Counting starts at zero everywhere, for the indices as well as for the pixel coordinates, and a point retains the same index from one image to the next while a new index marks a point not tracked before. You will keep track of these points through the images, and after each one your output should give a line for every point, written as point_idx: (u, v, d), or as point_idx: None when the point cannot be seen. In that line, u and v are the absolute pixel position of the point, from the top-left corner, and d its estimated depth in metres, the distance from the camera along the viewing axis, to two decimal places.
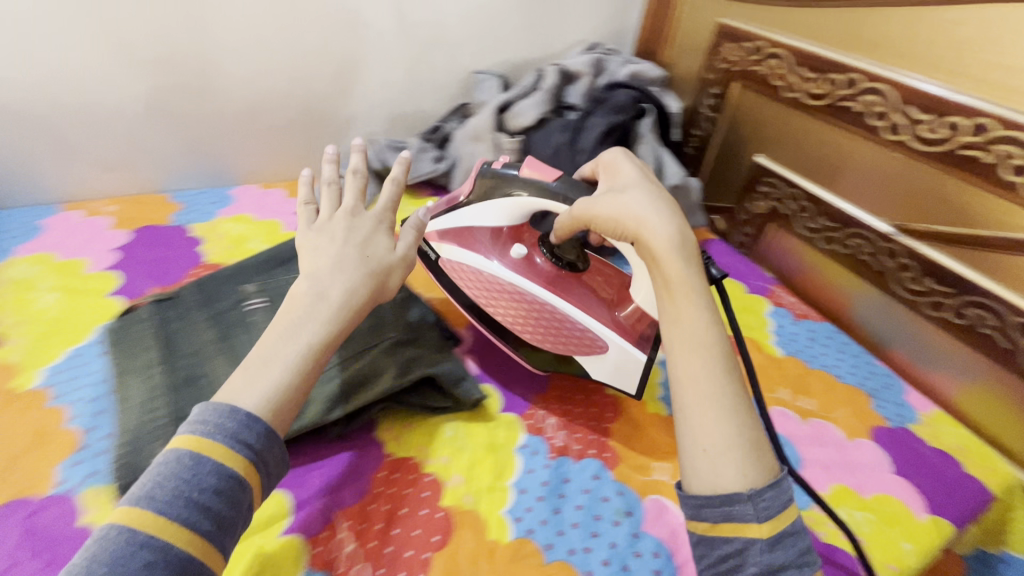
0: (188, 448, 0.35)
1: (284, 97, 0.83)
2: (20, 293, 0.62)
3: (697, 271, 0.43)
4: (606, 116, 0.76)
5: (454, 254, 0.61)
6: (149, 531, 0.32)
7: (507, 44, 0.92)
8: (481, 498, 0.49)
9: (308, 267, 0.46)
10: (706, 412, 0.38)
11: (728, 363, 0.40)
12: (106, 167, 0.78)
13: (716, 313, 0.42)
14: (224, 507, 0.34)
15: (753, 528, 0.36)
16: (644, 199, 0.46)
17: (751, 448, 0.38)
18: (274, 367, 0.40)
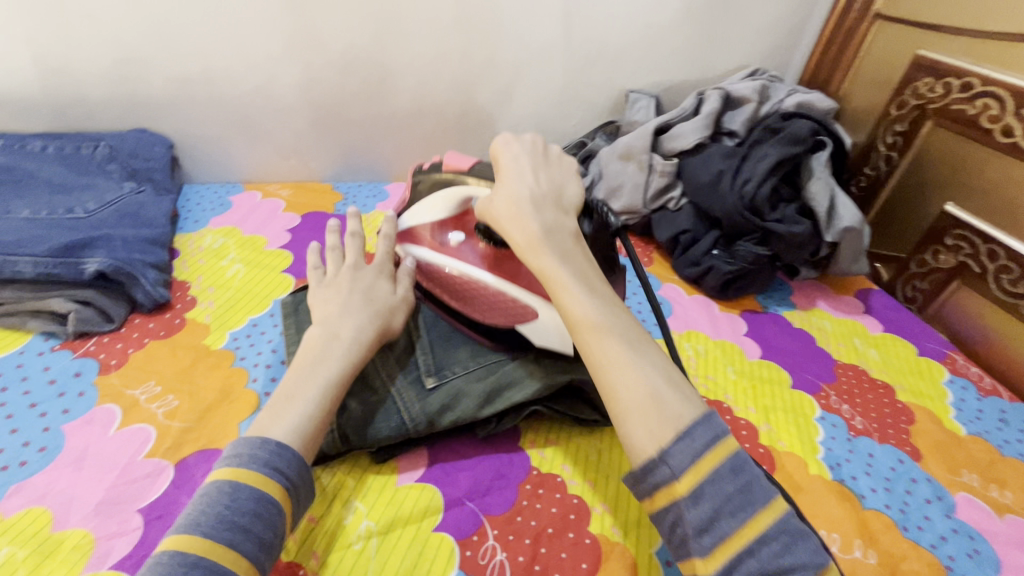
0: (226, 476, 0.37)
1: (444, 104, 0.86)
2: (213, 261, 0.69)
3: (558, 257, 0.45)
4: (778, 146, 0.71)
5: (408, 251, 0.60)
6: (197, 554, 0.33)
7: (666, 65, 0.90)
8: (629, 532, 0.46)
9: (321, 316, 0.50)
10: (613, 386, 0.39)
11: (615, 333, 0.40)
12: (285, 155, 0.86)
13: (573, 283, 0.43)
14: (262, 527, 0.36)
15: (675, 487, 0.35)
16: (507, 193, 0.48)
17: (659, 412, 0.36)
18: (303, 403, 0.42)
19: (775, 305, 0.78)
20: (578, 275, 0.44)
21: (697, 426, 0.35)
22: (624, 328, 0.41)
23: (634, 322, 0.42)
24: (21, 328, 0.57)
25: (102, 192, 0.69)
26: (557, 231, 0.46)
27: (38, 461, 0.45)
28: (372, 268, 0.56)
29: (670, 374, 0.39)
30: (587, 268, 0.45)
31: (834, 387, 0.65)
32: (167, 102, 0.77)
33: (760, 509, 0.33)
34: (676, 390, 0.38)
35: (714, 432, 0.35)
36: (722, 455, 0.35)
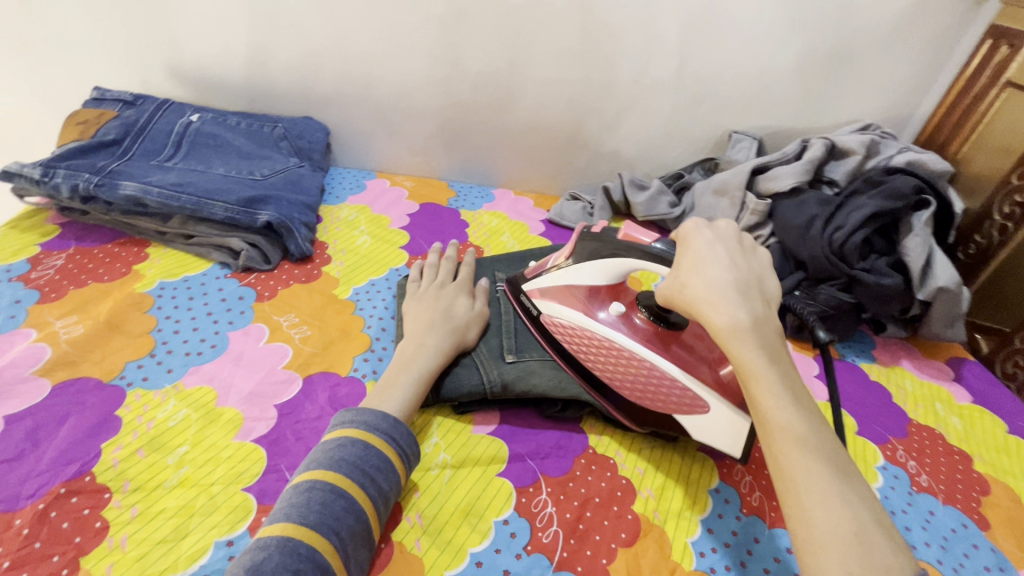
0: (357, 435, 0.46)
1: (557, 125, 0.96)
2: (348, 230, 0.82)
3: (767, 358, 0.43)
4: (877, 199, 0.72)
5: (556, 311, 0.60)
6: (342, 488, 0.42)
7: (774, 112, 0.93)
8: (668, 520, 0.50)
9: (412, 329, 0.58)
10: (808, 509, 0.36)
11: (819, 456, 0.38)
12: (414, 152, 1.00)
13: (788, 401, 0.41)
14: (384, 480, 0.44)
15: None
16: (713, 288, 0.46)
17: (866, 555, 0.34)
18: (399, 392, 0.51)
19: (853, 355, 0.77)
20: (784, 382, 0.42)
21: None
22: (829, 453, 0.39)
23: (839, 447, 0.39)
24: (206, 257, 0.72)
25: (275, 162, 0.85)
26: (762, 328, 0.44)
27: (210, 353, 0.59)
28: (456, 288, 0.65)
29: (881, 517, 0.36)
30: (793, 378, 0.43)
31: (903, 442, 0.65)
32: (332, 97, 0.93)
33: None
34: (883, 534, 0.35)
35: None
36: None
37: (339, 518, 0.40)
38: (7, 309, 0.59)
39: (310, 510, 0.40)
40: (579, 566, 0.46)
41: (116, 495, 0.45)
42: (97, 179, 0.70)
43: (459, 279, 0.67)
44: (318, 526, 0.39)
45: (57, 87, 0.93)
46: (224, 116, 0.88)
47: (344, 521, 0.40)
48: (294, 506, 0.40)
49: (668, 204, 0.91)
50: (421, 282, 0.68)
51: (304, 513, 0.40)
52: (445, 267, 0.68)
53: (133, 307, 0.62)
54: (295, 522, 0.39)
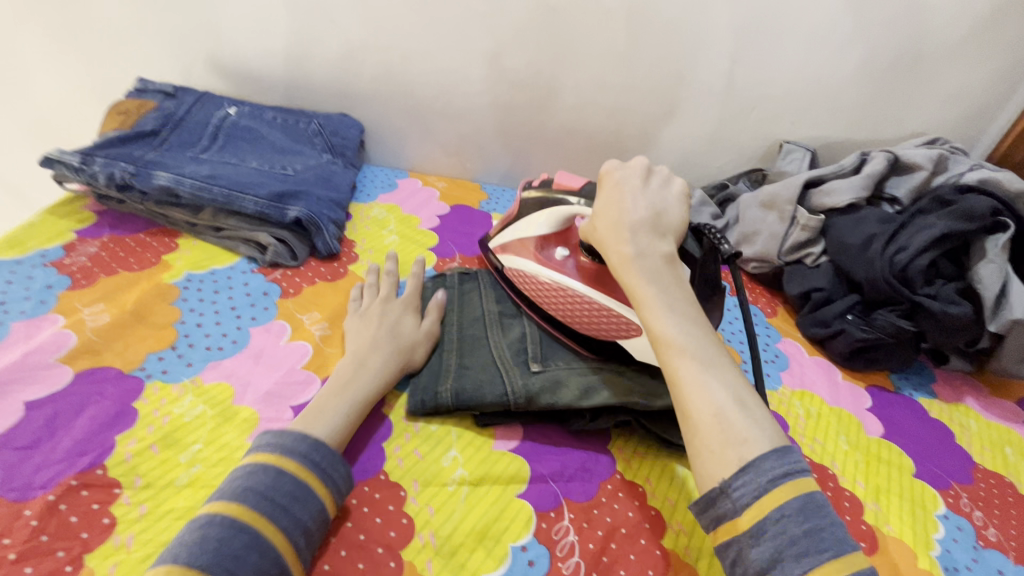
0: (267, 460, 0.42)
1: (596, 130, 0.92)
2: (376, 229, 0.81)
3: (654, 280, 0.46)
4: (947, 219, 0.66)
5: (516, 264, 0.65)
6: (243, 522, 0.38)
7: (830, 123, 0.87)
8: (701, 559, 0.46)
9: (353, 348, 0.55)
10: (683, 406, 0.40)
11: (694, 357, 0.41)
12: (448, 153, 0.98)
13: (671, 314, 0.43)
14: (301, 510, 0.40)
15: (738, 521, 0.35)
16: (612, 222, 0.50)
17: (725, 438, 0.37)
18: (331, 416, 0.47)
19: (910, 388, 0.71)
20: (668, 297, 0.45)
21: (765, 460, 0.36)
22: (703, 350, 0.41)
23: (714, 344, 0.42)
24: (234, 250, 0.72)
25: (308, 158, 0.84)
26: (652, 254, 0.47)
27: (230, 348, 0.57)
28: (401, 305, 0.61)
29: (747, 400, 0.39)
30: (681, 291, 0.46)
31: (968, 489, 0.58)
32: (368, 95, 0.92)
33: (828, 558, 0.33)
34: (747, 415, 0.38)
35: (782, 469, 0.35)
36: (793, 494, 0.35)
37: (238, 557, 0.36)
38: (38, 294, 0.60)
39: (202, 551, 0.36)
40: None
41: (127, 492, 0.43)
42: (133, 168, 0.70)
43: (405, 296, 0.63)
44: (213, 567, 0.35)
45: (106, 78, 0.95)
46: (261, 110, 0.88)
47: (245, 559, 0.36)
48: (184, 546, 0.36)
49: (710, 215, 0.85)
50: (362, 299, 0.63)
51: (197, 554, 0.35)
52: (389, 283, 0.64)
53: (159, 297, 0.62)
54: (182, 566, 0.35)
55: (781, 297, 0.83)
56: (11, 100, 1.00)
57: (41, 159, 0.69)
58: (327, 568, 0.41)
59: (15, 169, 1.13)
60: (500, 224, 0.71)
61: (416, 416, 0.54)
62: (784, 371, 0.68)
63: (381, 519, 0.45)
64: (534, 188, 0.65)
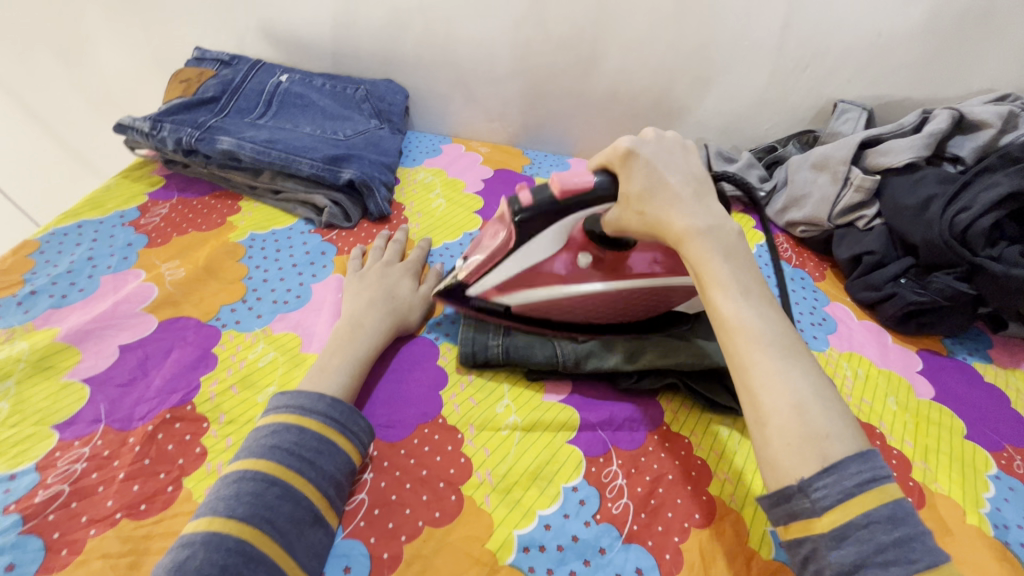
0: (288, 419, 0.44)
1: (640, 92, 0.91)
2: (424, 193, 0.83)
3: (720, 254, 0.42)
4: (1013, 177, 0.63)
5: (522, 297, 0.56)
6: (273, 476, 0.40)
7: (891, 80, 0.83)
8: (746, 506, 0.48)
9: (350, 309, 0.56)
10: (753, 393, 0.37)
11: (767, 341, 0.38)
12: (491, 118, 0.98)
13: (733, 299, 0.40)
14: (325, 462, 0.42)
15: (816, 522, 0.33)
16: (659, 195, 0.46)
17: (807, 433, 0.34)
18: (336, 373, 0.49)
19: (964, 353, 0.69)
20: (736, 274, 0.41)
21: (852, 463, 0.33)
22: (776, 334, 0.38)
23: (786, 328, 0.39)
24: (291, 212, 0.75)
25: (357, 123, 0.86)
26: (716, 228, 0.44)
27: (295, 302, 0.61)
28: (400, 271, 0.63)
29: (826, 392, 0.36)
30: (745, 265, 0.42)
31: (1022, 451, 0.58)
32: (413, 60, 0.93)
33: (921, 569, 0.30)
34: (829, 409, 0.35)
35: (871, 473, 0.33)
36: (880, 500, 0.32)
37: (273, 507, 0.39)
38: (121, 251, 0.65)
39: (239, 502, 0.38)
40: (649, 541, 0.44)
41: (214, 425, 0.48)
42: (198, 133, 0.74)
43: (408, 263, 0.65)
44: (250, 518, 0.38)
45: (163, 49, 0.99)
46: (311, 77, 0.91)
47: (279, 508, 0.39)
48: (221, 500, 0.39)
49: (758, 177, 0.84)
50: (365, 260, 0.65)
51: (233, 504, 0.38)
52: (393, 250, 0.67)
53: (228, 255, 0.66)
54: (223, 517, 0.37)
55: (829, 261, 0.81)
56: (75, 70, 1.05)
57: (115, 126, 0.74)
58: (395, 497, 0.45)
59: (82, 137, 1.20)
60: (473, 265, 0.56)
61: (469, 367, 0.56)
62: (832, 334, 0.68)
63: (441, 457, 0.48)
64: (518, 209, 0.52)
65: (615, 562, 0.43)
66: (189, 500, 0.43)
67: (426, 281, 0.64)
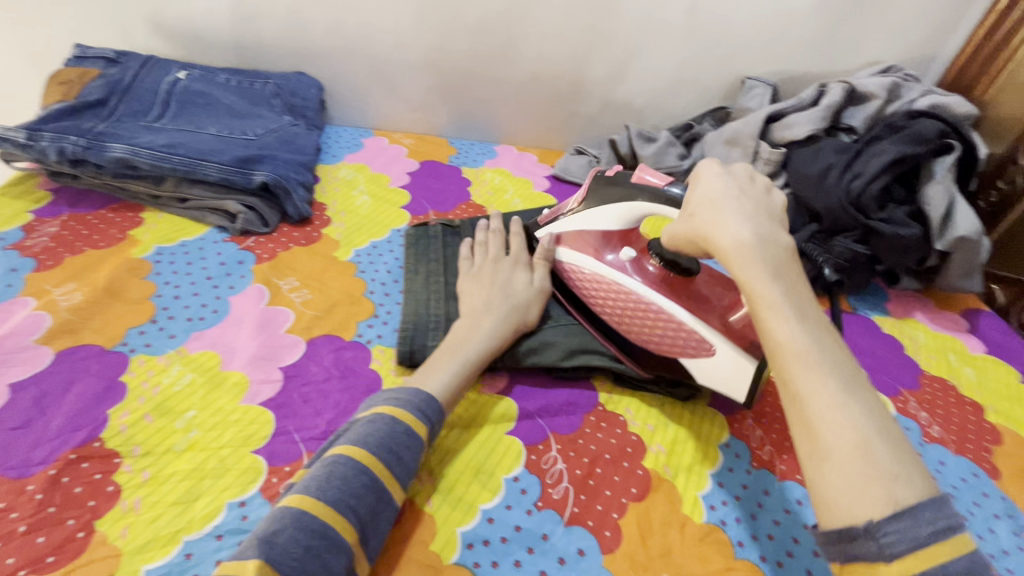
0: (387, 410, 0.44)
1: (561, 74, 0.91)
2: (346, 190, 0.80)
3: (773, 273, 0.40)
4: (898, 143, 0.69)
5: (576, 259, 0.62)
6: (363, 464, 0.40)
7: (791, 55, 0.88)
8: (679, 475, 0.50)
9: (468, 306, 0.56)
10: (813, 421, 0.34)
11: (825, 368, 0.36)
12: (413, 108, 0.96)
13: (796, 325, 0.38)
14: (411, 457, 0.43)
15: (881, 567, 0.30)
16: (718, 211, 0.45)
17: (873, 473, 0.32)
18: (443, 374, 0.49)
19: (866, 308, 0.75)
20: (790, 295, 0.40)
21: (926, 509, 0.30)
22: (833, 360, 0.36)
23: (848, 358, 0.37)
24: (202, 221, 0.70)
25: (268, 121, 0.81)
26: (771, 245, 0.42)
27: (212, 318, 0.58)
28: (512, 262, 0.61)
29: (892, 429, 0.34)
30: (801, 290, 0.41)
31: (915, 394, 0.64)
32: (324, 50, 0.88)
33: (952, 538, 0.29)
34: (897, 448, 0.33)
35: (947, 521, 0.30)
36: (955, 550, 0.29)
37: (358, 496, 0.39)
38: (3, 278, 0.58)
39: (329, 485, 0.38)
40: (590, 521, 0.46)
41: (127, 460, 0.45)
42: (85, 141, 0.68)
43: (517, 249, 0.63)
44: (337, 505, 0.38)
45: (36, 47, 0.89)
46: (212, 73, 0.85)
47: (360, 500, 0.39)
48: (314, 479, 0.39)
49: (677, 155, 0.88)
50: (473, 259, 0.63)
51: (323, 486, 0.38)
52: (499, 238, 0.64)
53: (132, 273, 0.61)
54: (315, 496, 0.37)
55: None
56: None
57: None
58: None
59: None
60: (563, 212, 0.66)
61: (405, 368, 0.56)
62: None
63: None
64: (604, 178, 0.63)
65: (557, 547, 0.44)
66: (105, 543, 0.40)
67: (536, 269, 0.62)
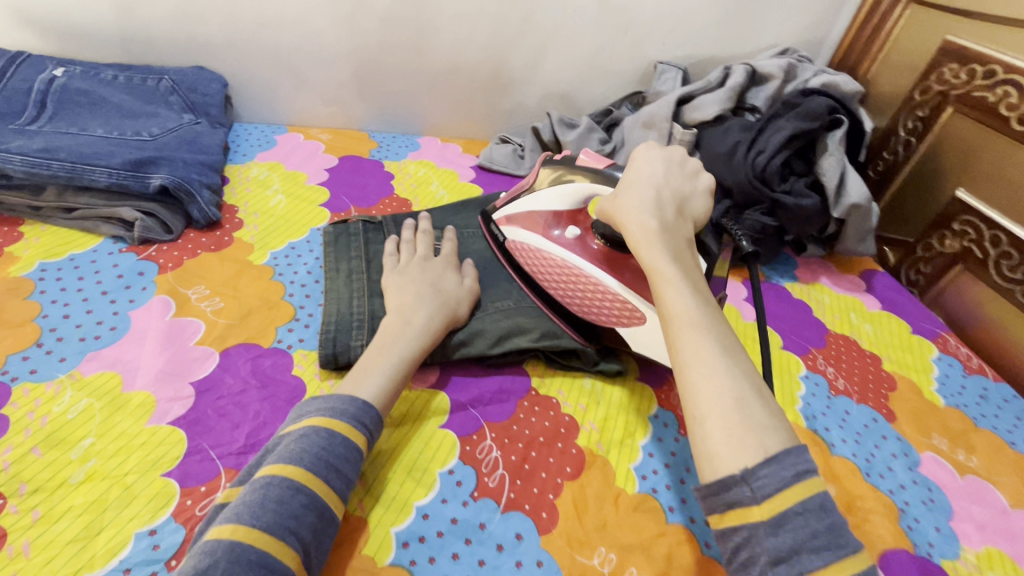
0: (322, 423, 0.42)
1: (478, 63, 0.90)
2: (259, 190, 0.76)
3: (672, 252, 0.44)
4: (794, 120, 0.74)
5: (521, 237, 0.64)
6: (300, 484, 0.38)
7: (698, 40, 0.92)
8: (611, 450, 0.52)
9: (397, 304, 0.54)
10: (694, 381, 0.37)
11: (708, 331, 0.38)
12: (328, 102, 0.92)
13: (689, 294, 0.41)
14: (351, 470, 0.41)
15: (753, 510, 0.32)
16: (635, 197, 0.49)
17: (746, 424, 0.34)
18: (377, 374, 0.47)
19: (778, 276, 0.80)
20: (684, 270, 0.43)
21: (789, 454, 0.33)
22: (718, 325, 0.39)
23: (730, 329, 0.40)
24: (93, 231, 0.64)
25: (165, 119, 0.75)
26: (673, 227, 0.47)
27: (109, 336, 0.53)
28: (440, 262, 0.60)
29: (765, 389, 0.36)
30: (693, 271, 0.44)
31: (822, 351, 0.69)
32: (224, 43, 0.83)
33: (848, 553, 0.31)
34: (767, 403, 0.35)
35: (805, 465, 0.33)
36: (815, 489, 0.32)
37: (298, 516, 0.37)
38: None
39: (264, 510, 0.36)
40: (526, 505, 0.46)
41: (12, 500, 0.40)
42: None
43: (444, 253, 0.62)
44: (275, 528, 0.35)
45: None
46: (97, 70, 0.77)
47: (304, 519, 0.37)
48: (245, 506, 0.36)
49: (598, 140, 0.89)
50: (399, 256, 0.61)
51: (258, 512, 0.36)
52: (425, 239, 0.63)
53: (10, 293, 0.55)
54: (247, 524, 0.35)
55: None
56: None
57: None
58: None
59: None
60: (508, 196, 0.67)
61: (330, 371, 0.54)
62: None
63: None
64: (551, 162, 0.65)
65: (495, 534, 0.44)
66: None
67: (465, 272, 0.61)
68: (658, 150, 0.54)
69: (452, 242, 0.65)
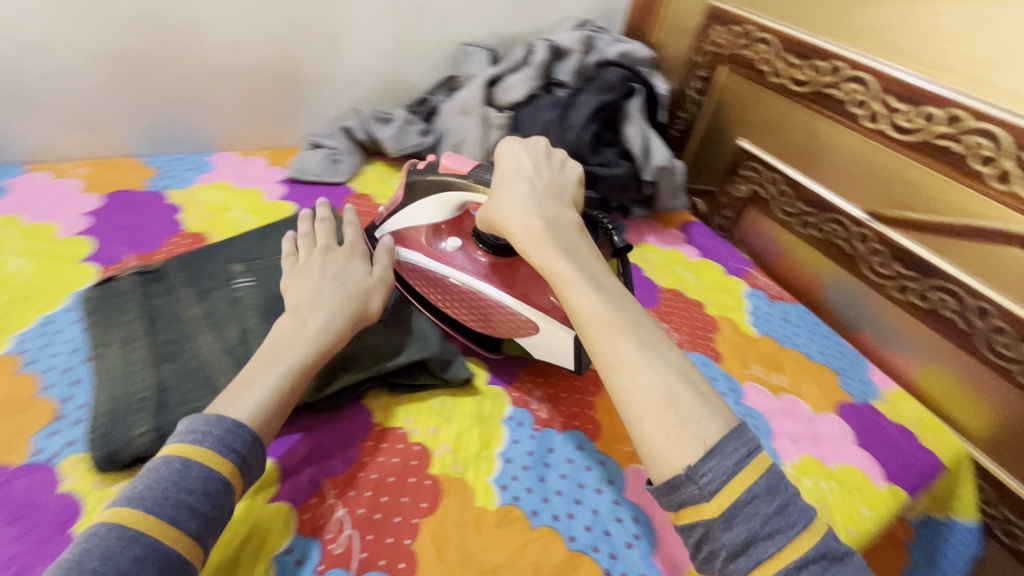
0: (177, 452, 0.37)
1: (262, 62, 0.79)
2: None
3: (565, 254, 0.45)
4: (595, 93, 0.76)
5: (407, 255, 0.61)
6: (139, 531, 0.33)
7: (498, 18, 0.90)
8: (468, 469, 0.49)
9: (297, 301, 0.50)
10: (623, 384, 0.38)
11: (622, 330, 0.40)
12: (75, 128, 0.74)
13: (596, 295, 0.42)
14: (208, 505, 0.36)
15: (704, 507, 0.34)
16: (513, 198, 0.49)
17: (680, 418, 0.36)
18: (256, 389, 0.43)
19: None
20: (582, 268, 0.45)
21: (728, 442, 0.35)
22: (629, 319, 0.41)
23: (643, 320, 0.42)
24: None
25: None
26: (561, 225, 0.47)
27: None
28: (342, 252, 0.56)
29: (688, 375, 0.39)
30: (593, 264, 0.46)
31: (656, 310, 0.73)
32: None
33: (800, 530, 0.34)
34: (693, 389, 0.38)
35: (746, 448, 0.35)
36: (757, 473, 0.35)
37: (130, 572, 0.32)
38: None
39: (83, 569, 0.31)
40: (382, 560, 0.42)
41: None
42: None
43: (348, 241, 0.58)
44: None
45: None
46: None
47: (138, 575, 0.32)
48: (65, 563, 0.31)
49: (417, 133, 0.86)
50: (299, 253, 0.57)
51: (75, 573, 0.31)
52: (325, 229, 0.59)
53: None
54: None
55: None
56: None
57: None
58: None
59: None
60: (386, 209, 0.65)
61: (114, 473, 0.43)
62: None
63: None
64: (416, 172, 0.62)
65: None
66: None
67: (377, 259, 0.58)
68: (516, 142, 0.54)
69: (353, 226, 0.61)
